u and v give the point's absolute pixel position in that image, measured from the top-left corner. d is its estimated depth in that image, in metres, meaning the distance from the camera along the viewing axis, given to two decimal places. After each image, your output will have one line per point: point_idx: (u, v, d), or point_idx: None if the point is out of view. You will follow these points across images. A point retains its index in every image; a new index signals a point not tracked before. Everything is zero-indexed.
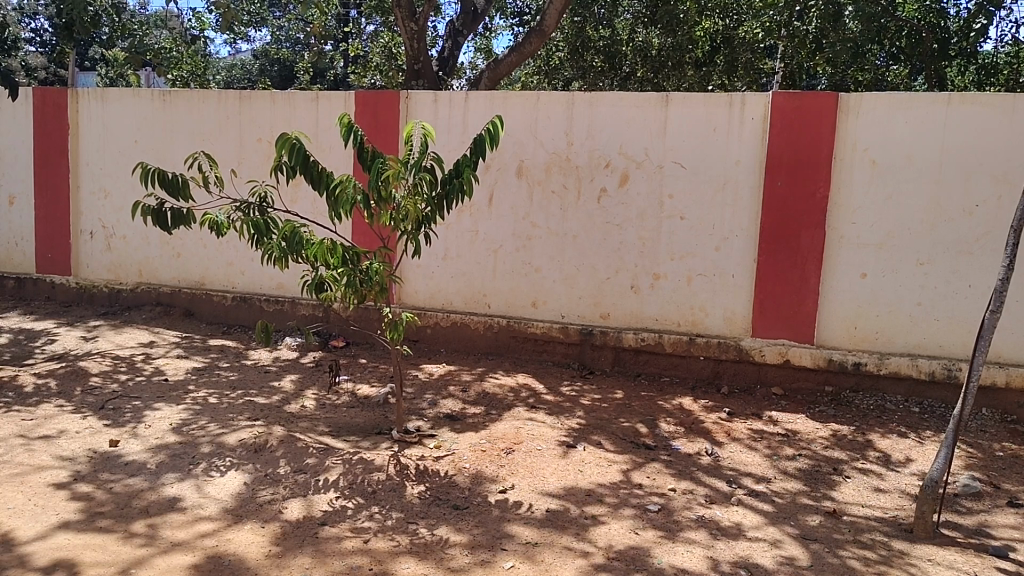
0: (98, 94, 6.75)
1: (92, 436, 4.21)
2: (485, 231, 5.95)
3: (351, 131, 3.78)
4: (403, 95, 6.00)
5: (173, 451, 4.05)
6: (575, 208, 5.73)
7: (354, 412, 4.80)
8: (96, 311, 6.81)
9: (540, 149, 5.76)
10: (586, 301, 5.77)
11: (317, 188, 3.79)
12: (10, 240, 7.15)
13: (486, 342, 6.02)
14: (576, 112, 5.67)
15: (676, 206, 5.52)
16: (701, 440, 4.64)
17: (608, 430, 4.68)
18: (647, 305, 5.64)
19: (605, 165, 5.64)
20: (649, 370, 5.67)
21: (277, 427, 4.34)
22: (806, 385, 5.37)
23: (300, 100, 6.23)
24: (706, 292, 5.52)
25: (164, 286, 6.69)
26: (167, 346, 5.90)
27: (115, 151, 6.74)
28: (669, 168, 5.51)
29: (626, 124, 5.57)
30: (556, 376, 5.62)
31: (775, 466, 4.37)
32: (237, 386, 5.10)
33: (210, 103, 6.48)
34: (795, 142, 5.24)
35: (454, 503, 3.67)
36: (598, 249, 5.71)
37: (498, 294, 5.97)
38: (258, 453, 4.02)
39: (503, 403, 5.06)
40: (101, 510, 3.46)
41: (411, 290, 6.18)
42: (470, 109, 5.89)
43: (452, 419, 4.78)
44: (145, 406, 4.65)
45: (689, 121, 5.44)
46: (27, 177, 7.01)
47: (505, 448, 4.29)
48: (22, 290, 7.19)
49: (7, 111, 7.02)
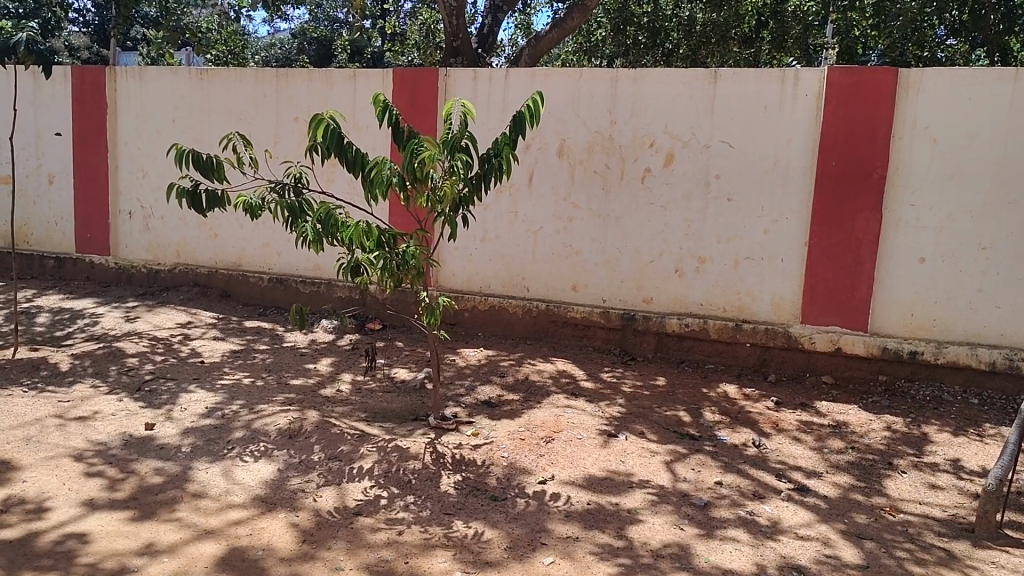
0: (137, 73, 6.72)
1: (126, 419, 4.16)
2: (524, 213, 5.80)
3: (387, 111, 3.65)
4: (442, 72, 5.85)
5: (206, 436, 3.98)
6: (617, 189, 5.55)
7: (390, 397, 4.70)
8: (134, 292, 6.80)
9: (582, 128, 5.58)
10: (629, 285, 5.59)
11: (351, 169, 3.66)
12: (50, 219, 7.15)
13: (524, 326, 5.87)
14: (619, 90, 5.48)
15: (723, 187, 5.31)
16: (748, 431, 4.45)
17: (650, 419, 4.52)
18: (692, 290, 5.45)
19: (649, 144, 5.44)
20: (693, 357, 5.46)
21: (311, 413, 4.26)
22: (858, 373, 5.14)
23: (338, 78, 6.12)
24: (754, 277, 5.31)
25: (202, 267, 6.66)
26: (203, 327, 5.86)
27: (154, 130, 6.71)
28: (717, 148, 5.30)
29: (672, 101, 5.37)
30: (596, 362, 5.45)
31: (825, 459, 4.18)
32: (272, 369, 5.03)
33: (247, 82, 6.40)
34: (850, 119, 4.99)
35: (491, 494, 3.55)
36: (642, 232, 5.52)
37: (537, 278, 5.82)
38: (292, 439, 3.93)
39: (542, 390, 4.92)
40: (134, 495, 3.40)
41: (448, 273, 6.06)
42: (510, 86, 5.72)
43: (490, 406, 4.66)
44: (180, 389, 4.60)
45: (738, 98, 5.23)
46: (66, 156, 7.01)
47: (544, 437, 4.16)
48: (61, 270, 7.18)
49: (46, 90, 7.01)
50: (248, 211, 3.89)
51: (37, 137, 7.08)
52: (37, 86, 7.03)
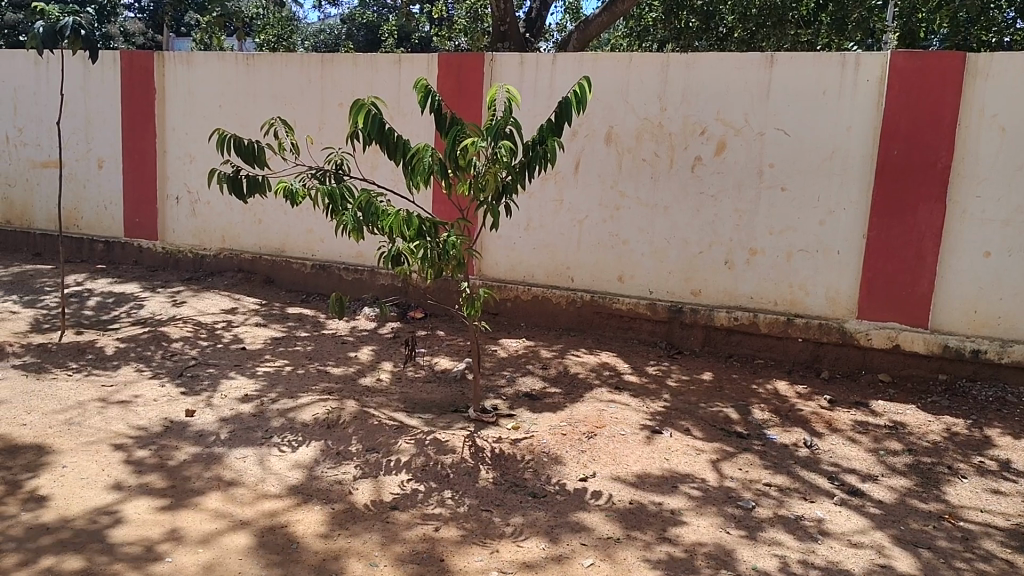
0: (184, 58, 6.74)
1: (167, 404, 4.15)
2: (570, 201, 5.67)
3: (429, 96, 3.55)
4: (488, 56, 5.73)
5: (245, 423, 3.95)
6: (666, 177, 5.39)
7: (430, 388, 4.63)
8: (180, 276, 6.84)
9: (631, 114, 5.43)
10: (676, 277, 5.44)
11: (392, 157, 3.58)
12: (100, 203, 7.23)
13: (568, 317, 5.74)
14: (670, 75, 5.31)
15: (777, 176, 5.12)
16: (799, 430, 4.27)
17: (697, 415, 4.37)
18: (742, 283, 5.28)
19: (700, 131, 5.27)
20: (742, 352, 5.28)
21: (350, 402, 4.21)
22: (917, 372, 4.91)
23: (382, 63, 6.05)
24: (807, 270, 5.12)
25: (246, 252, 6.67)
26: (246, 313, 5.86)
27: (201, 115, 6.73)
28: (771, 135, 5.11)
29: (725, 87, 5.19)
30: (642, 356, 5.30)
31: (881, 462, 3.99)
32: (312, 356, 5.00)
33: (292, 67, 6.36)
34: (914, 106, 4.76)
35: (530, 491, 3.45)
36: (691, 221, 5.36)
37: (582, 268, 5.69)
38: (330, 429, 3.88)
39: (585, 383, 4.81)
40: (170, 482, 3.37)
41: (491, 262, 5.97)
42: (557, 71, 5.59)
43: (531, 399, 4.56)
44: (222, 375, 4.59)
45: (795, 83, 5.03)
46: (115, 141, 7.07)
47: (586, 432, 4.04)
48: (110, 253, 7.26)
49: (96, 75, 7.08)
50: (289, 198, 3.85)
51: (88, 122, 7.16)
52: (88, 71, 7.10)
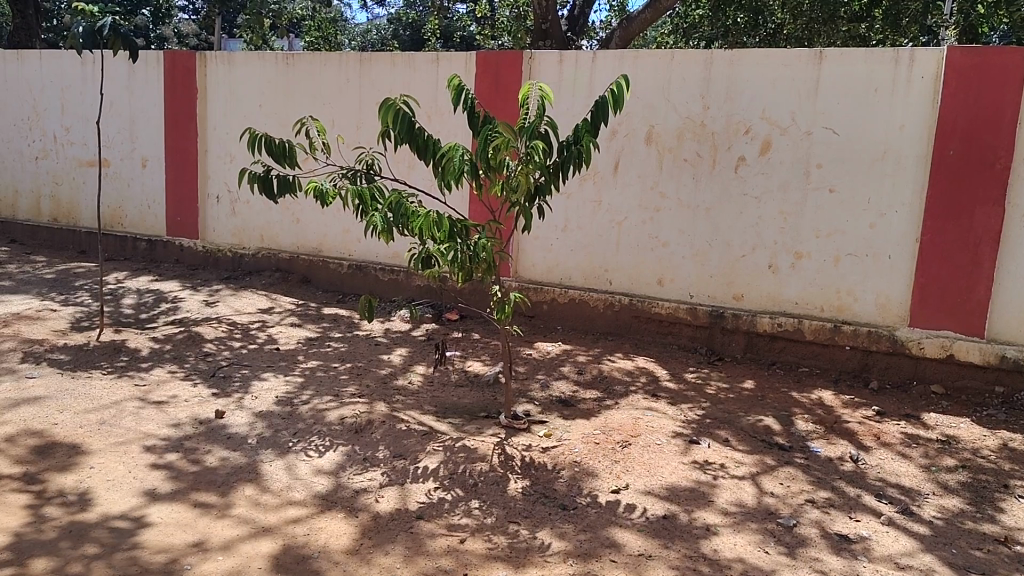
0: (226, 58, 6.77)
1: (198, 405, 4.12)
2: (608, 201, 5.54)
3: (461, 95, 3.46)
4: (527, 54, 5.63)
5: (274, 426, 3.90)
6: (708, 177, 5.22)
7: (462, 392, 4.55)
8: (219, 275, 6.87)
9: (672, 113, 5.28)
10: (718, 281, 5.27)
11: (423, 157, 3.50)
12: (143, 202, 7.31)
13: (605, 321, 5.60)
14: (714, 72, 5.15)
15: (825, 177, 4.93)
16: (845, 443, 4.08)
17: (736, 425, 4.21)
18: (786, 287, 5.10)
19: (744, 131, 5.10)
20: (785, 359, 5.09)
21: (379, 406, 4.15)
22: (972, 384, 4.66)
23: (420, 62, 5.99)
24: (856, 274, 4.92)
25: (284, 252, 6.67)
26: (282, 313, 5.85)
27: (241, 115, 6.75)
28: (819, 135, 4.92)
29: (771, 84, 5.01)
30: (681, 362, 5.14)
31: (932, 479, 3.79)
32: (345, 358, 4.96)
33: (331, 66, 6.34)
34: (972, 103, 4.53)
35: (560, 503, 3.34)
36: (734, 223, 5.19)
37: (620, 270, 5.55)
38: (358, 434, 3.81)
39: (621, 389, 4.67)
40: (195, 486, 3.33)
41: (528, 263, 5.87)
42: (596, 68, 5.46)
43: (564, 404, 4.45)
44: (254, 376, 4.56)
45: (845, 80, 4.83)
46: (158, 141, 7.14)
47: (621, 441, 3.92)
48: (152, 252, 7.33)
49: (140, 74, 7.16)
50: (319, 198, 3.80)
51: (132, 121, 7.25)
52: (132, 71, 7.19)
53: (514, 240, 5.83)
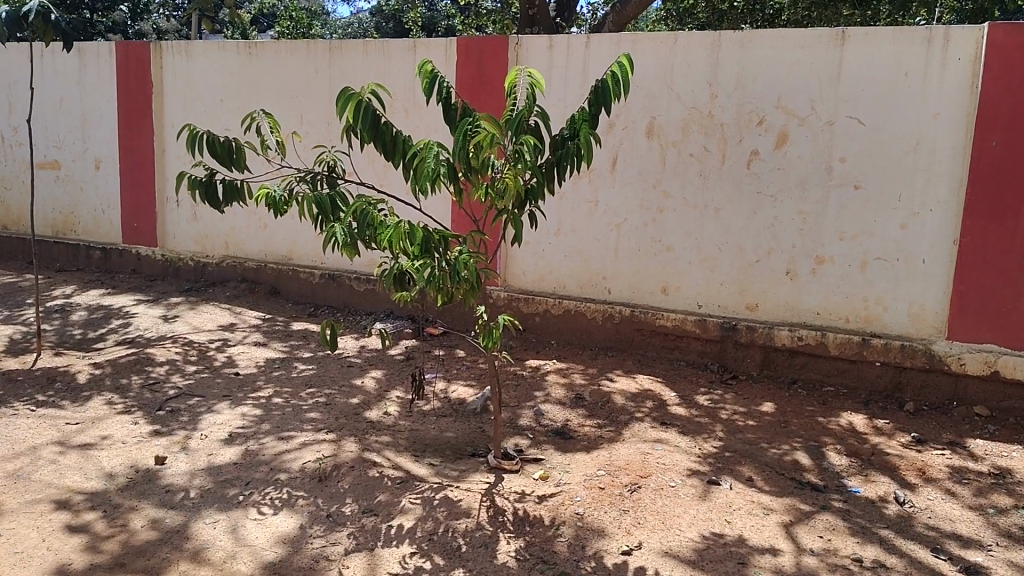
0: (183, 49, 6.17)
1: (136, 447, 3.56)
2: (606, 202, 4.98)
3: (436, 83, 2.90)
4: (513, 40, 5.06)
5: (223, 474, 3.34)
6: (716, 174, 4.68)
7: (444, 423, 3.99)
8: (180, 287, 6.27)
9: (676, 103, 4.73)
10: (730, 289, 4.73)
11: (389, 157, 2.93)
12: (97, 207, 6.70)
13: (605, 334, 5.04)
14: (722, 56, 4.59)
15: (849, 172, 4.39)
16: (885, 481, 3.55)
17: (760, 460, 3.66)
18: (807, 295, 4.56)
19: (757, 122, 4.55)
20: (808, 377, 4.55)
21: (349, 445, 3.59)
22: (1020, 404, 4.14)
23: (396, 50, 5.42)
24: (885, 281, 4.38)
25: (250, 260, 6.09)
26: (246, 330, 5.28)
27: (202, 111, 6.16)
28: (843, 125, 4.38)
29: (787, 69, 4.46)
30: (690, 382, 4.59)
31: (992, 524, 3.24)
32: (312, 384, 4.40)
33: (298, 56, 5.75)
34: (1017, 88, 3.99)
35: (561, 570, 2.78)
36: (746, 225, 4.65)
37: (620, 278, 5.00)
38: (322, 483, 3.25)
39: (626, 416, 4.12)
40: (120, 560, 2.75)
41: (518, 270, 5.30)
42: (591, 54, 4.89)
43: (561, 436, 3.90)
44: (205, 409, 4.00)
45: (870, 63, 4.29)
46: (112, 140, 6.53)
47: (628, 485, 3.36)
48: (107, 261, 6.71)
49: (92, 68, 6.55)
50: (272, 207, 3.21)
51: (84, 119, 6.64)
52: (83, 63, 6.58)
53: (502, 253, 5.28)
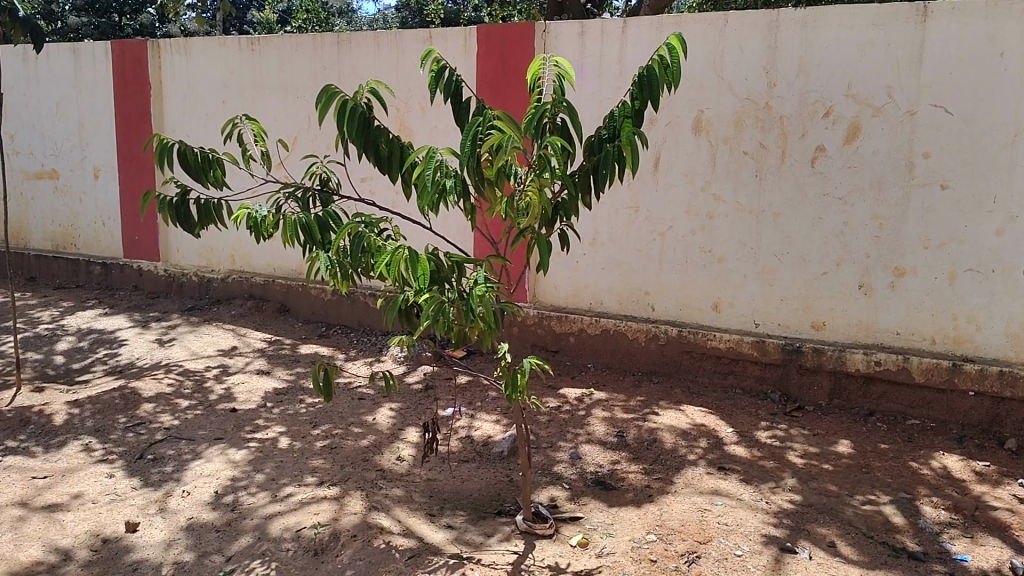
0: (182, 47, 5.70)
1: (108, 508, 3.07)
2: (647, 207, 4.40)
3: (442, 77, 2.37)
4: (540, 27, 4.50)
5: (202, 547, 2.82)
6: (775, 174, 4.07)
7: (467, 471, 3.44)
8: (183, 304, 5.80)
9: (728, 94, 4.12)
10: (792, 305, 4.13)
11: (387, 167, 2.40)
12: (97, 219, 6.26)
13: (648, 357, 4.45)
14: (781, 39, 3.98)
15: (933, 170, 3.77)
16: (998, 544, 2.91)
17: (842, 518, 3.05)
18: (883, 313, 3.94)
19: (824, 113, 3.93)
20: (887, 409, 3.93)
21: (354, 504, 3.05)
22: None
23: (410, 42, 4.89)
24: (978, 295, 3.76)
25: (258, 275, 5.60)
26: (249, 355, 4.81)
27: (203, 114, 5.68)
28: (926, 114, 3.75)
29: (858, 52, 3.84)
30: (749, 415, 3.99)
31: None
32: (318, 422, 3.88)
33: (303, 51, 5.24)
34: None
35: None
36: (811, 232, 4.04)
37: (665, 292, 4.42)
38: (318, 558, 2.71)
39: (677, 459, 3.53)
40: None
41: (549, 284, 4.75)
42: (627, 42, 4.31)
43: (603, 486, 3.32)
44: (192, 456, 3.51)
45: (957, 42, 3.65)
46: (109, 146, 6.07)
47: (686, 554, 2.77)
48: (108, 278, 6.26)
49: (87, 70, 6.11)
50: (254, 230, 2.66)
51: (81, 125, 6.20)
52: (79, 65, 6.13)
53: (528, 278, 4.74)
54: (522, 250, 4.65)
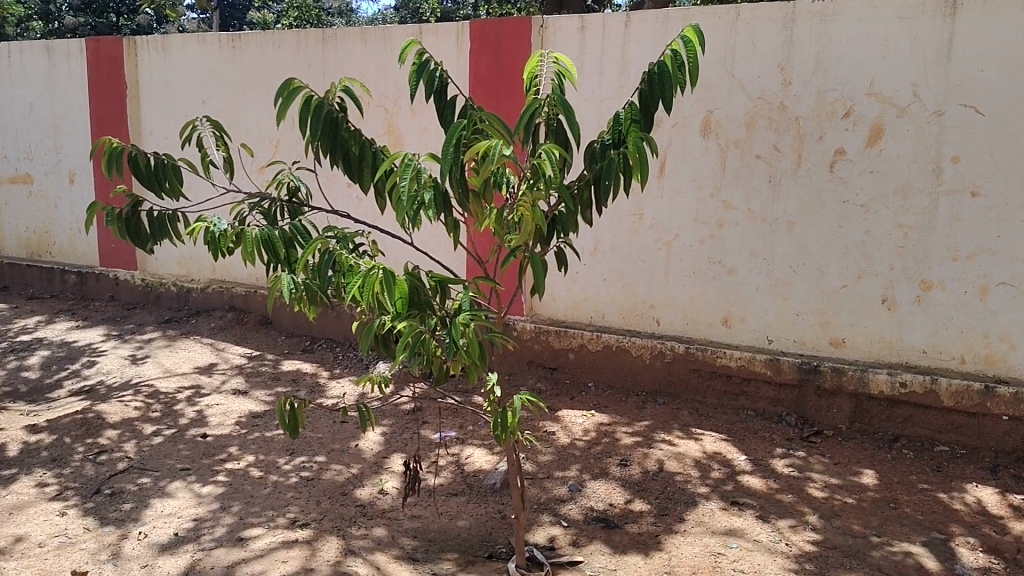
0: (159, 44, 5.39)
1: (54, 553, 2.77)
2: (652, 214, 4.10)
3: (422, 73, 2.08)
4: (537, 22, 4.20)
5: None
6: (790, 179, 3.77)
7: (456, 507, 3.13)
8: (160, 316, 5.49)
9: (739, 93, 3.82)
10: (809, 321, 3.82)
11: (359, 176, 2.10)
12: (72, 226, 5.96)
13: (654, 376, 4.14)
14: (797, 34, 3.68)
15: (962, 176, 3.46)
16: None
17: (871, 563, 2.74)
18: (908, 330, 3.64)
19: (843, 113, 3.63)
20: (913, 434, 3.63)
21: (328, 549, 2.74)
22: None
23: (399, 38, 4.58)
24: (1012, 312, 3.45)
25: (239, 286, 5.30)
26: (226, 373, 4.50)
27: (181, 115, 5.37)
28: (954, 115, 3.45)
29: (880, 47, 3.53)
30: (763, 441, 3.68)
31: None
32: (295, 450, 3.58)
33: (286, 48, 4.93)
34: None
35: None
36: (829, 242, 3.73)
37: (671, 306, 4.12)
38: None
39: (686, 493, 3.23)
40: None
41: (547, 297, 4.45)
42: (630, 38, 4.01)
43: (606, 525, 3.02)
44: (155, 491, 3.21)
45: (989, 37, 3.35)
46: (84, 149, 5.77)
47: None
48: (83, 287, 5.96)
49: (61, 69, 5.81)
50: (213, 245, 2.31)
51: (55, 127, 5.90)
52: (53, 64, 5.84)
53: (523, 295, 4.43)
54: (514, 270, 4.33)
